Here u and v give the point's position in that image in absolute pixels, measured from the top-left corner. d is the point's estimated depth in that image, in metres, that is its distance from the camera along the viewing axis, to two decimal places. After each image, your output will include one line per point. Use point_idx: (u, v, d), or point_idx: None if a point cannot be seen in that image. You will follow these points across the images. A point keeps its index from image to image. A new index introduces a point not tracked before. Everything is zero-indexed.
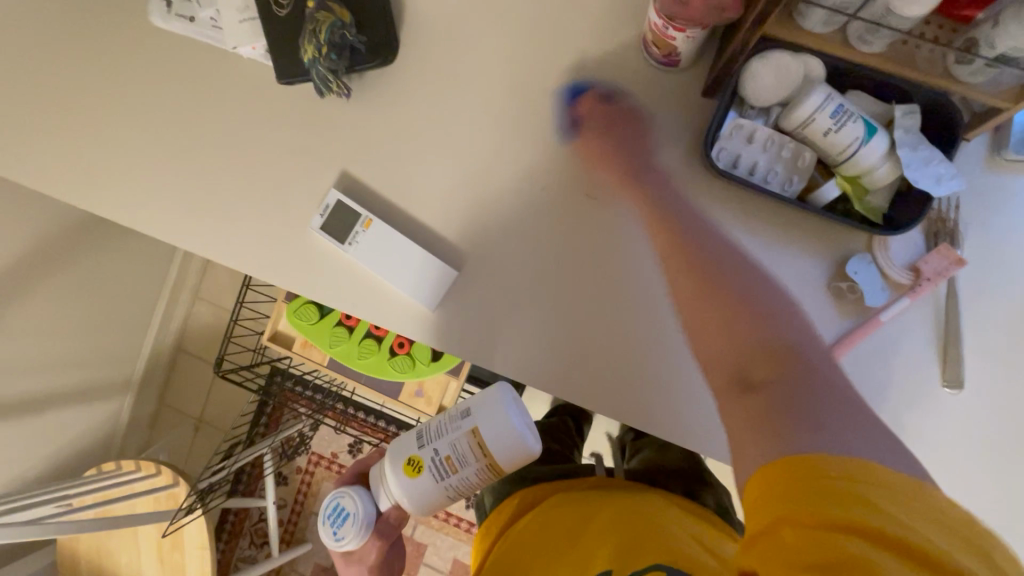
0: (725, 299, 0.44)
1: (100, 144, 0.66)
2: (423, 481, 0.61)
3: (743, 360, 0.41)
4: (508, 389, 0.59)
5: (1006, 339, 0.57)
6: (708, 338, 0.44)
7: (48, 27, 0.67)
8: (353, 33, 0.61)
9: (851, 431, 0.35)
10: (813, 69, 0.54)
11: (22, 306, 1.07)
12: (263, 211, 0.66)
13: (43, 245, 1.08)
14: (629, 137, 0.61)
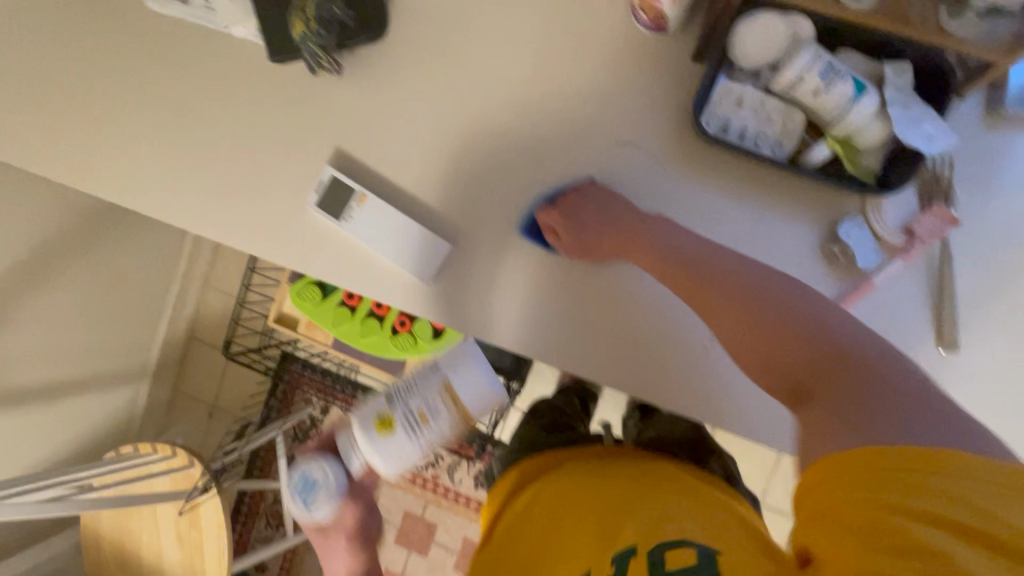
0: (757, 318, 0.47)
1: (101, 129, 0.68)
2: (394, 442, 0.62)
3: (790, 369, 0.44)
4: (475, 343, 0.64)
5: (1003, 300, 0.56)
6: (748, 352, 0.47)
7: (46, 13, 0.68)
8: (341, 6, 0.61)
9: (920, 422, 0.36)
10: (802, 28, 0.53)
11: (37, 294, 1.10)
12: (260, 190, 0.67)
13: (56, 234, 1.10)
14: (602, 214, 0.59)
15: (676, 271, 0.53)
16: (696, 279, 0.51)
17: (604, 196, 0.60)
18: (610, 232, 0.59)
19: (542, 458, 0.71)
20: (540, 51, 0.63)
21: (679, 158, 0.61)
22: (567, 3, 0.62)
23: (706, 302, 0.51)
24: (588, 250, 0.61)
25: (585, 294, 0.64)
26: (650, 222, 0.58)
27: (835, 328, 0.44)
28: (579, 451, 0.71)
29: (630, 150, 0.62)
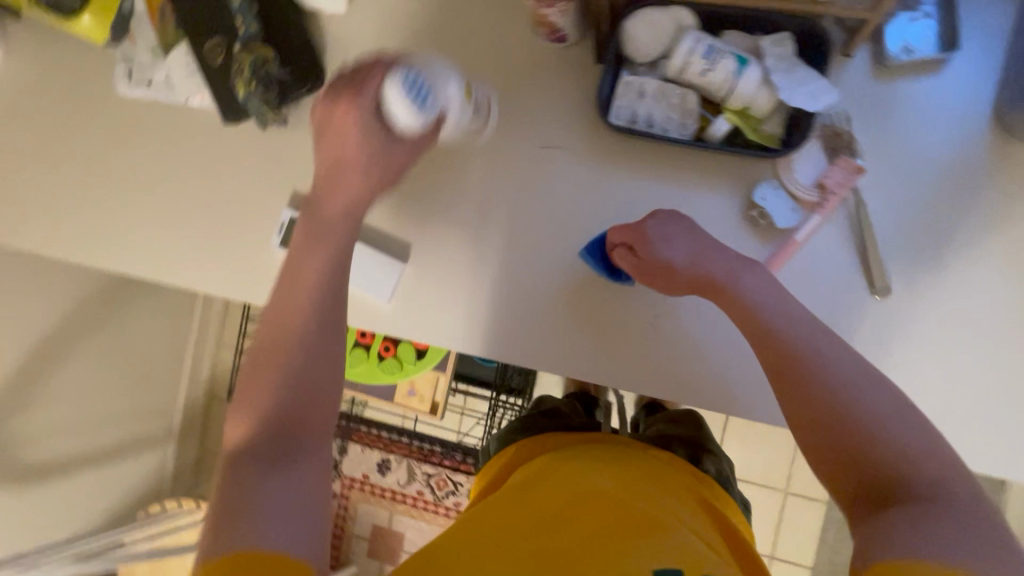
0: (840, 401, 0.46)
1: (99, 207, 0.78)
2: (407, 107, 0.57)
3: (839, 460, 0.45)
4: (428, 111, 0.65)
5: (926, 238, 0.58)
6: (802, 419, 0.47)
7: (46, 117, 0.80)
8: (276, 67, 0.68)
9: (948, 537, 0.38)
10: (684, 17, 0.58)
11: (64, 369, 1.18)
12: (234, 242, 0.75)
13: (77, 311, 1.19)
14: (685, 241, 0.58)
15: (747, 324, 0.53)
16: (766, 339, 0.51)
17: (683, 220, 0.59)
18: (689, 265, 0.57)
19: (546, 446, 0.80)
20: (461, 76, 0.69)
21: (598, 152, 0.65)
22: (479, 30, 0.68)
23: (773, 363, 0.50)
24: (654, 271, 0.59)
25: (535, 289, 0.66)
26: (731, 267, 0.56)
27: (893, 433, 0.44)
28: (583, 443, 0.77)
29: (553, 152, 0.66)
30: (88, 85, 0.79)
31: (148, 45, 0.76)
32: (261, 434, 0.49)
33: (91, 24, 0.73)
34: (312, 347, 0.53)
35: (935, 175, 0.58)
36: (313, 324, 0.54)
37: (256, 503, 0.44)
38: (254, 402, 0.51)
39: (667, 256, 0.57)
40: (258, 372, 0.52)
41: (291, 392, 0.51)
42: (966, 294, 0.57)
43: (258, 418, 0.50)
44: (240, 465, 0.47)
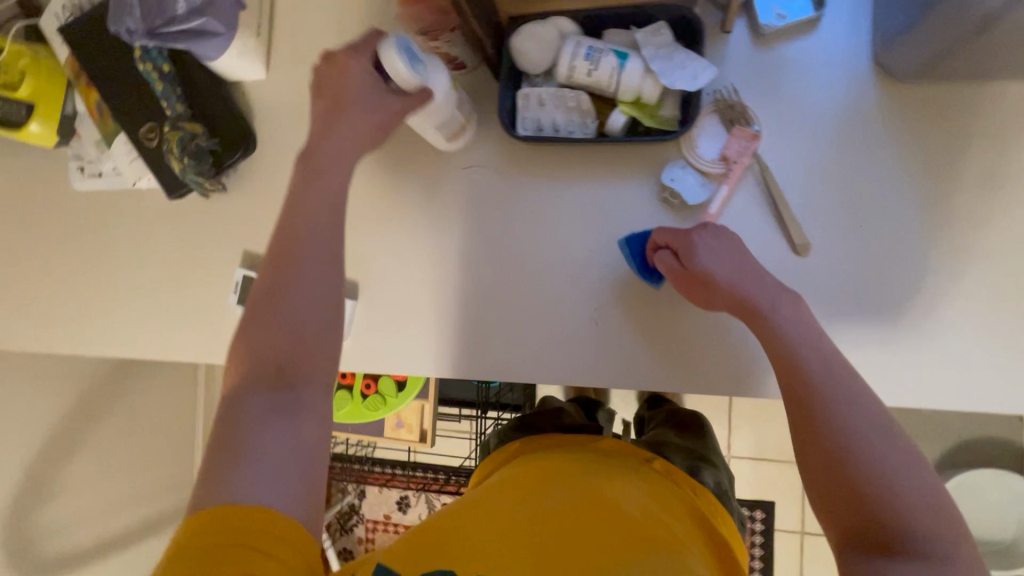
0: (850, 437, 0.45)
1: (76, 299, 0.83)
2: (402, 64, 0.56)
3: (842, 494, 0.44)
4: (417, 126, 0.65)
5: (833, 188, 0.60)
6: (813, 443, 0.46)
7: (17, 224, 0.86)
8: (205, 139, 0.73)
9: None
10: (565, 25, 0.61)
11: (77, 460, 1.22)
12: (198, 308, 0.79)
13: (82, 399, 1.24)
14: (727, 262, 0.56)
15: (778, 354, 0.52)
16: (791, 370, 0.50)
17: (730, 236, 0.57)
18: (730, 285, 0.55)
19: (557, 444, 0.84)
20: None
21: (514, 162, 0.68)
22: None
23: (797, 389, 0.49)
24: (692, 284, 0.58)
25: (478, 303, 0.68)
26: (766, 298, 0.54)
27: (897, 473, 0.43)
28: (597, 450, 0.78)
29: (473, 171, 0.69)
30: (48, 185, 0.85)
31: (93, 138, 0.81)
32: (252, 380, 0.49)
33: (39, 132, 0.79)
34: (310, 288, 0.53)
35: (830, 127, 0.60)
36: (310, 263, 0.54)
37: (250, 445, 0.45)
38: (251, 352, 0.51)
39: (709, 270, 0.56)
40: (259, 315, 0.52)
41: (286, 348, 0.51)
42: (882, 234, 0.59)
43: (253, 365, 0.50)
44: (234, 399, 0.48)
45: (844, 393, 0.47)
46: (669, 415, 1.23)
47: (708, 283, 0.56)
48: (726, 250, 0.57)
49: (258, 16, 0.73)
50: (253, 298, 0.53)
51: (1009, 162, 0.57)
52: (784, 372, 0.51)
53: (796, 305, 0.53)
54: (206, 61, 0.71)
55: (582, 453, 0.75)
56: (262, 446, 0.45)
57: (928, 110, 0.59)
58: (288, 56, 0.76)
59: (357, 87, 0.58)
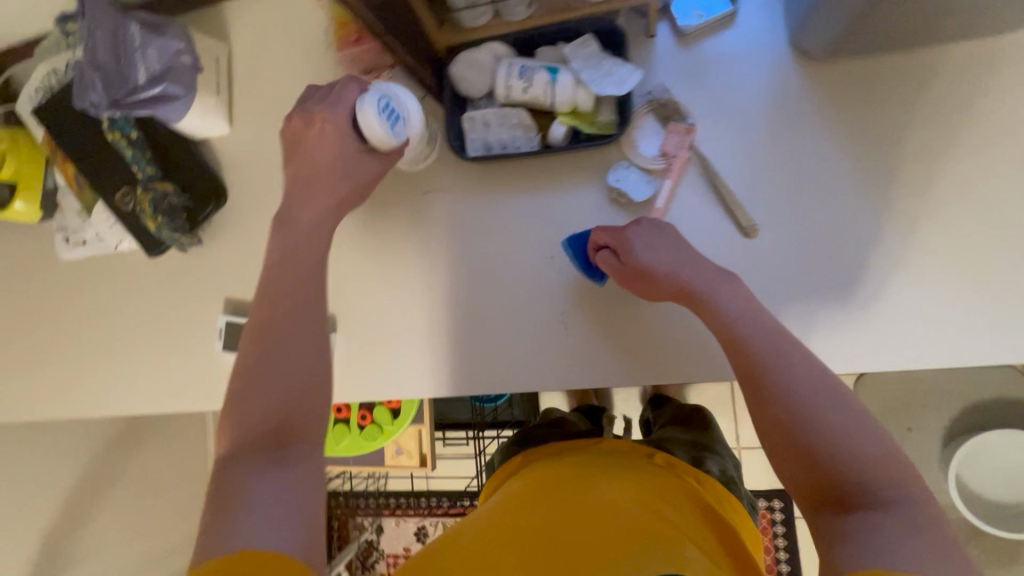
0: (805, 409, 0.46)
1: (72, 365, 0.86)
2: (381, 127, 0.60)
3: (808, 466, 0.44)
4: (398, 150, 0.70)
5: (772, 169, 0.62)
6: (771, 420, 0.47)
7: (11, 300, 0.89)
8: (177, 196, 0.76)
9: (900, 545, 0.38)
10: (498, 49, 0.65)
11: (92, 525, 1.23)
12: (187, 359, 0.82)
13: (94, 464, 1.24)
14: (664, 252, 0.59)
15: (726, 334, 0.53)
16: (741, 351, 0.51)
17: (664, 229, 0.60)
18: (670, 274, 0.57)
19: (548, 453, 0.84)
20: None
21: (469, 183, 0.71)
22: None
23: (746, 365, 0.50)
24: (636, 277, 0.60)
25: (450, 322, 0.70)
26: (704, 282, 0.56)
27: (855, 438, 0.44)
28: (587, 454, 0.78)
29: (431, 195, 0.72)
30: (38, 259, 0.89)
31: (74, 209, 0.84)
32: (250, 442, 0.48)
33: (25, 209, 0.84)
34: (297, 358, 0.53)
35: (761, 112, 0.63)
36: (299, 312, 0.55)
37: (247, 498, 0.44)
38: (242, 418, 0.49)
39: (646, 263, 0.58)
40: (247, 379, 0.51)
41: (284, 405, 0.50)
42: (826, 207, 0.61)
43: (241, 431, 0.48)
44: (237, 446, 0.48)
45: (792, 368, 0.48)
46: (672, 413, 1.22)
47: (649, 274, 0.58)
48: (660, 243, 0.59)
49: (217, 76, 0.77)
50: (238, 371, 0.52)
51: (935, 124, 0.59)
52: (731, 351, 0.52)
53: (730, 284, 0.55)
54: (171, 124, 0.75)
55: (571, 460, 0.76)
56: (257, 502, 0.43)
57: (852, 85, 0.61)
58: (250, 110, 0.80)
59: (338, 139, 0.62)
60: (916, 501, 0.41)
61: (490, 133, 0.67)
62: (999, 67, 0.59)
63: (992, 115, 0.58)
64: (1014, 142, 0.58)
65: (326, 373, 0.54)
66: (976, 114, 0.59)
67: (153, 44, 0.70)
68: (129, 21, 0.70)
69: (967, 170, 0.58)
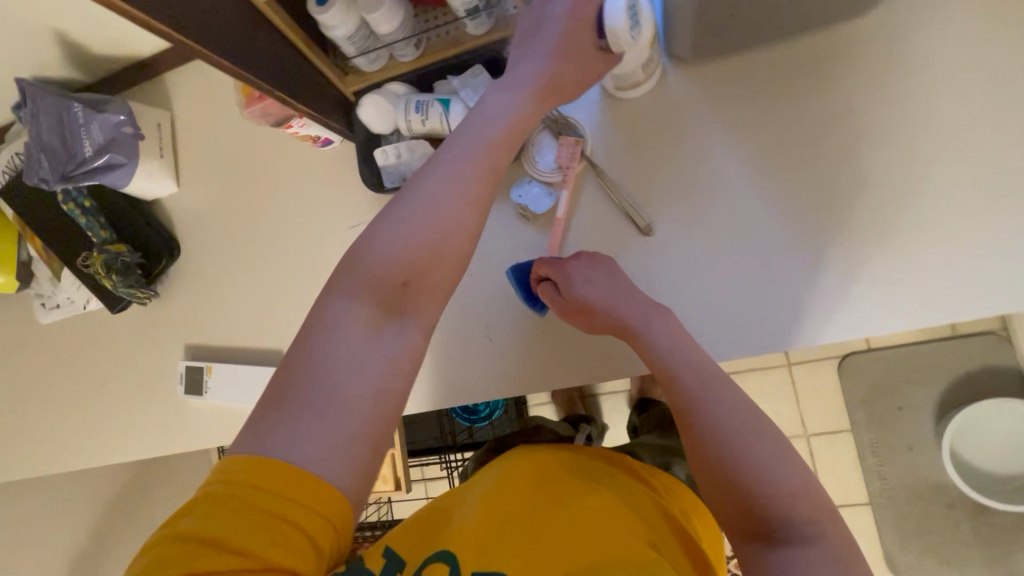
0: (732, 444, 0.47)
1: (56, 421, 0.92)
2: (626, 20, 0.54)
3: (734, 503, 0.45)
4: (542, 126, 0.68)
5: (662, 169, 0.65)
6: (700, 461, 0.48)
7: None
8: (130, 254, 0.82)
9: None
10: (399, 88, 0.69)
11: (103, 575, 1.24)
12: (156, 403, 0.87)
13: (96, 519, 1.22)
14: (604, 285, 0.59)
15: (659, 372, 0.53)
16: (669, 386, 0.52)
17: (601, 263, 0.61)
18: (609, 310, 0.58)
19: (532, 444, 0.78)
20: (276, 201, 0.82)
21: None
22: (276, 160, 0.82)
23: (677, 403, 0.51)
24: (576, 311, 0.60)
25: None
26: (641, 317, 0.56)
27: (775, 474, 0.45)
28: (577, 447, 0.74)
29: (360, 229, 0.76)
30: (20, 324, 0.95)
31: (46, 276, 0.90)
32: (360, 289, 0.46)
33: (3, 281, 0.90)
34: (459, 204, 0.49)
35: (648, 117, 0.66)
36: (463, 166, 0.49)
37: (338, 365, 0.43)
38: (355, 286, 0.46)
39: (582, 296, 0.59)
40: (398, 210, 0.48)
41: (408, 263, 0.47)
42: (715, 198, 0.63)
43: (362, 274, 0.47)
44: (329, 317, 0.45)
45: (720, 407, 0.49)
46: (658, 417, 1.14)
47: (588, 309, 0.59)
48: (598, 274, 0.60)
49: (159, 140, 0.83)
50: (448, 159, 0.50)
51: (812, 107, 0.61)
52: (664, 387, 0.53)
53: (664, 322, 0.56)
54: (121, 189, 0.81)
55: (559, 449, 0.72)
56: (341, 363, 0.43)
57: (730, 81, 0.64)
58: (194, 168, 0.86)
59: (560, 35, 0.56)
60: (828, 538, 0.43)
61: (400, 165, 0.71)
62: (867, 44, 0.61)
63: (865, 94, 0.60)
64: (888, 118, 0.60)
65: (475, 227, 0.50)
66: (849, 94, 0.61)
67: (94, 120, 0.77)
68: (72, 103, 0.78)
69: (846, 149, 0.60)
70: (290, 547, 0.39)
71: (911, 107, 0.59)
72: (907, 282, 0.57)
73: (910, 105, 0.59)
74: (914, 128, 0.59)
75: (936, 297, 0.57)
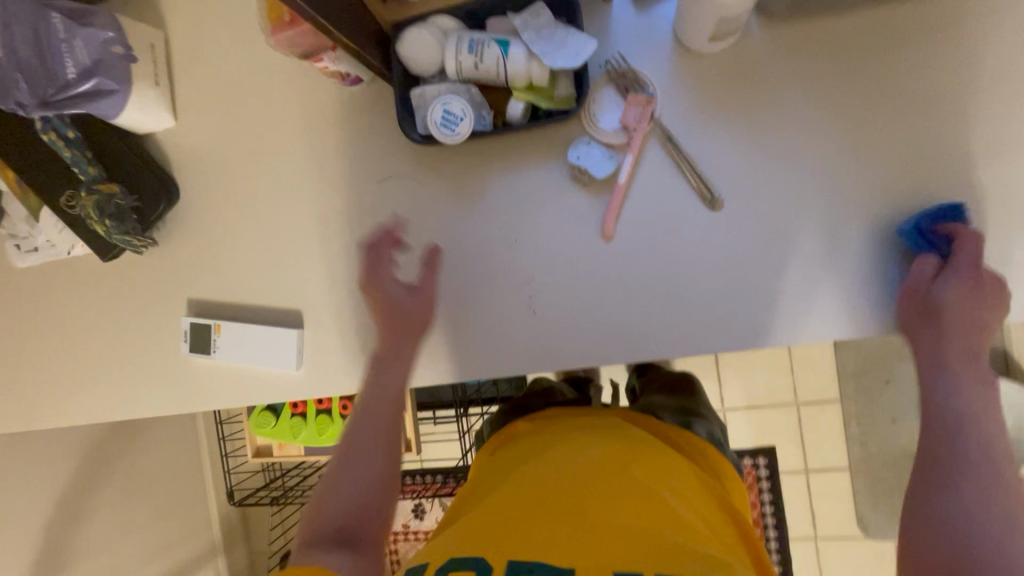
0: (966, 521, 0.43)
1: (40, 376, 0.84)
2: None
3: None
4: (573, 37, 0.58)
5: (732, 139, 0.60)
6: (919, 523, 0.45)
7: None
8: (124, 197, 0.73)
9: None
10: (446, 23, 0.61)
11: (89, 529, 1.19)
12: (155, 362, 0.80)
13: (76, 475, 1.17)
14: (966, 312, 0.52)
15: (947, 415, 0.49)
16: (937, 420, 0.49)
17: (986, 304, 0.52)
18: (964, 335, 0.52)
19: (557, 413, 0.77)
20: (289, 142, 0.73)
21: (429, 167, 0.68)
22: (288, 96, 0.73)
23: (934, 447, 0.48)
24: (923, 310, 0.53)
25: None
26: (964, 366, 0.51)
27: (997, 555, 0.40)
28: (613, 414, 0.74)
29: (389, 184, 0.70)
30: None
31: (21, 215, 0.79)
32: (323, 535, 0.55)
33: None
34: (369, 448, 0.60)
35: (721, 78, 0.60)
36: (362, 428, 0.61)
37: (319, 566, 0.51)
38: (318, 539, 0.54)
39: (948, 302, 0.52)
40: (330, 476, 0.59)
41: (353, 502, 0.57)
42: (787, 174, 0.59)
43: (322, 526, 0.55)
44: (308, 557, 0.52)
45: (963, 473, 0.46)
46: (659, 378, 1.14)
47: (936, 315, 0.52)
48: (974, 297, 0.52)
49: (154, 65, 0.73)
50: (363, 413, 0.62)
51: (900, 80, 0.57)
52: (928, 435, 0.50)
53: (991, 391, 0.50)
54: (109, 119, 0.71)
55: (600, 420, 0.70)
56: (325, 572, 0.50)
57: (818, 44, 0.58)
58: (194, 100, 0.76)
59: (389, 301, 0.63)
60: None
61: (432, 109, 0.61)
62: (966, 16, 0.56)
63: (960, 69, 0.56)
64: (980, 98, 0.56)
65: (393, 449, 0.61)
66: (945, 70, 0.56)
67: (78, 36, 0.65)
68: (49, 9, 0.65)
69: (936, 129, 0.57)
70: None
71: (1007, 88, 0.55)
72: None
73: (1007, 83, 0.55)
74: (1006, 111, 0.55)
75: None
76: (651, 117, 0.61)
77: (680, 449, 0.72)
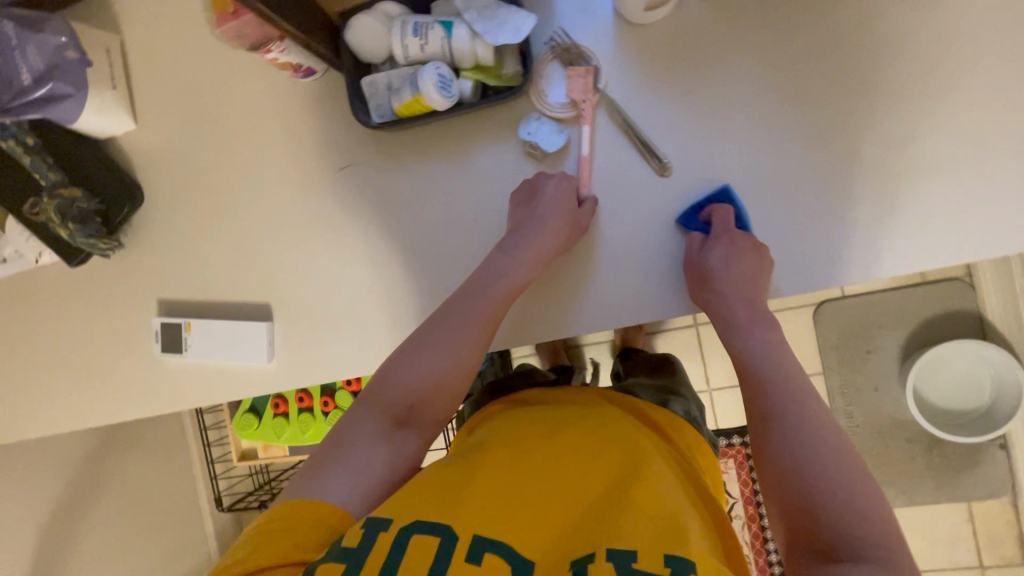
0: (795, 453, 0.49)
1: (15, 387, 0.84)
2: None
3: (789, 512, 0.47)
4: (512, 12, 0.59)
5: (675, 105, 0.62)
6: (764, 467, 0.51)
7: None
8: (86, 201, 0.74)
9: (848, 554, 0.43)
10: (391, 8, 0.62)
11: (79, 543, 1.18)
12: (128, 364, 0.80)
13: (63, 489, 1.17)
14: (739, 274, 0.58)
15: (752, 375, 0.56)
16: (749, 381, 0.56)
17: (751, 261, 0.58)
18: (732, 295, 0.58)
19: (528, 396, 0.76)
20: (249, 138, 0.74)
21: (385, 153, 0.69)
22: (245, 92, 0.74)
23: (758, 406, 0.54)
24: (698, 276, 0.60)
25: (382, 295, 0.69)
26: (746, 320, 0.59)
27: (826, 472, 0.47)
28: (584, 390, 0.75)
29: (348, 173, 0.71)
30: None
31: None
32: (380, 410, 0.56)
33: None
34: (455, 351, 0.58)
35: (661, 46, 0.62)
36: (456, 328, 0.59)
37: (344, 452, 0.53)
38: (368, 420, 0.56)
39: (715, 268, 0.58)
40: (414, 349, 0.59)
41: (417, 395, 0.57)
42: (730, 136, 0.61)
43: (385, 398, 0.57)
44: (344, 433, 0.55)
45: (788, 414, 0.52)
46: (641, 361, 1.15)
47: (708, 281, 0.58)
48: (746, 261, 0.58)
49: (111, 68, 0.74)
50: (458, 317, 0.59)
51: (832, 39, 0.59)
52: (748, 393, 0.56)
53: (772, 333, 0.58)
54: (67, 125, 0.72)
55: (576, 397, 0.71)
56: (344, 464, 0.52)
57: (750, 9, 0.60)
58: (153, 102, 0.77)
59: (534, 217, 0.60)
60: (857, 504, 0.45)
61: (427, 74, 0.60)
62: None
63: (887, 24, 0.58)
64: (909, 51, 0.58)
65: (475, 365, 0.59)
66: (872, 26, 0.58)
67: (31, 42, 0.65)
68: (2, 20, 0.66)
69: (868, 84, 0.58)
70: (307, 523, 0.48)
71: (933, 39, 0.57)
72: (917, 219, 0.57)
73: (932, 34, 0.57)
74: (934, 61, 0.57)
75: (945, 234, 0.57)
76: (596, 89, 0.62)
77: (651, 420, 0.73)
